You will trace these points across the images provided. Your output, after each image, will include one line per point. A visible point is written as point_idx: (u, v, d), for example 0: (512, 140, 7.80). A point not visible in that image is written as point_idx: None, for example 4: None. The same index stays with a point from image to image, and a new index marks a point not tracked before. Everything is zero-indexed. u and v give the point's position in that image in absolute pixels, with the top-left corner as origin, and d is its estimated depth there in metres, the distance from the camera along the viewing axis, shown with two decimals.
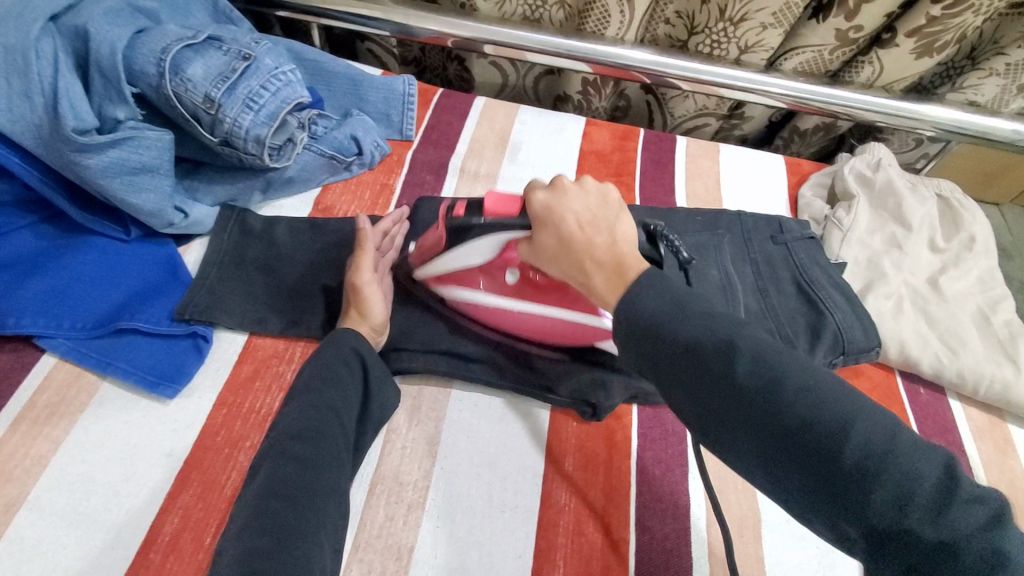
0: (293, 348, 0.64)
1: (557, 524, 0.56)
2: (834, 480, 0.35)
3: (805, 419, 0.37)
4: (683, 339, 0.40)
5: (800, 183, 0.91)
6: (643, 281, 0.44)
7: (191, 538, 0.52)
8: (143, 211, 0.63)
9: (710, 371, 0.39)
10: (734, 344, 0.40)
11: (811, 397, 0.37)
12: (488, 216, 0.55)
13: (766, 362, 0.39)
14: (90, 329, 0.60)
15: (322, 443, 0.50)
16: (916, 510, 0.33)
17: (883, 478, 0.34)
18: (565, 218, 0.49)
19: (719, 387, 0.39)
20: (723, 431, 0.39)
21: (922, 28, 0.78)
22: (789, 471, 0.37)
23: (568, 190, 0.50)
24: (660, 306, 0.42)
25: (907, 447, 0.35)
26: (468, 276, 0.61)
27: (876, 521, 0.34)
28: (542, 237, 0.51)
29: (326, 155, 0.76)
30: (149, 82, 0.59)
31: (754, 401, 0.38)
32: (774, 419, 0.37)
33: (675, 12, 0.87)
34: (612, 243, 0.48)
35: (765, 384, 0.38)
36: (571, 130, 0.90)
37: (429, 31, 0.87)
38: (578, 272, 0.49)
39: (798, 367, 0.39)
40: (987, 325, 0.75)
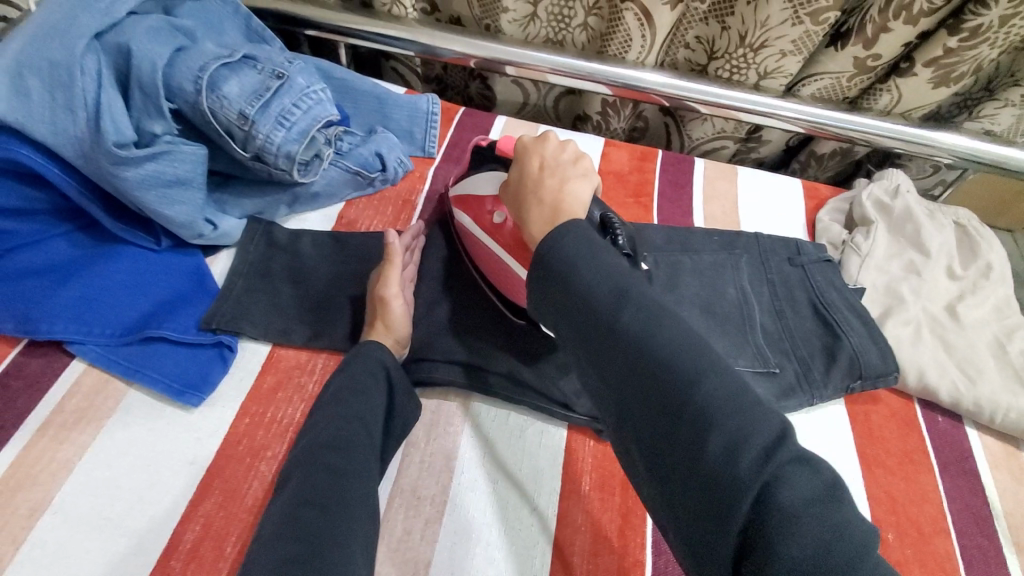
0: (315, 359, 0.65)
1: (572, 544, 0.56)
2: (682, 430, 0.37)
3: (670, 368, 0.39)
4: (579, 280, 0.43)
5: (817, 207, 0.91)
6: (568, 230, 0.46)
7: (211, 546, 0.52)
8: (175, 222, 0.65)
9: (591, 312, 0.42)
10: (627, 291, 0.42)
11: (678, 348, 0.39)
12: (498, 153, 0.63)
13: (651, 315, 0.41)
14: (119, 336, 0.62)
15: (353, 456, 0.52)
16: (746, 462, 0.35)
17: (721, 430, 0.36)
18: (534, 158, 0.55)
19: (597, 326, 0.42)
20: (588, 362, 0.42)
21: (939, 59, 0.79)
22: (640, 410, 0.39)
23: (550, 141, 0.56)
24: (577, 250, 0.44)
25: (751, 414, 0.37)
26: (473, 203, 0.66)
27: (708, 471, 0.35)
28: (513, 170, 0.57)
29: (351, 171, 0.77)
30: (187, 99, 0.61)
31: (626, 344, 0.40)
32: (642, 363, 0.39)
33: (695, 38, 0.89)
34: (558, 188, 0.52)
35: (641, 332, 0.40)
36: (590, 149, 0.92)
37: (454, 52, 0.90)
38: (523, 204, 0.53)
39: (679, 324, 0.41)
40: (1006, 355, 0.74)
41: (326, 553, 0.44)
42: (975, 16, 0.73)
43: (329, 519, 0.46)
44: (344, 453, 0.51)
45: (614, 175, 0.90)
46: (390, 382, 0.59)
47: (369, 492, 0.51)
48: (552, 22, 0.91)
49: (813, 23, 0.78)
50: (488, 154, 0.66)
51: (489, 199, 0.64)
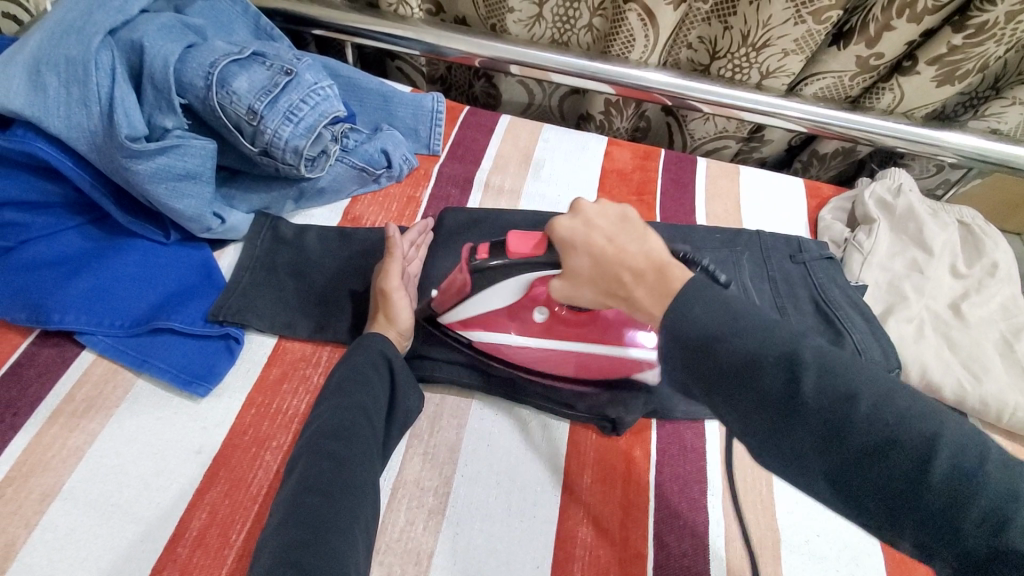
0: (320, 352, 0.66)
1: (575, 536, 0.57)
2: (924, 508, 0.33)
3: (885, 440, 0.34)
4: (735, 351, 0.38)
5: (819, 206, 0.92)
6: (689, 293, 0.41)
7: (218, 533, 0.53)
8: (184, 216, 0.66)
9: (768, 392, 0.37)
10: (796, 358, 0.37)
11: (887, 410, 0.35)
12: (509, 258, 0.54)
13: (834, 378, 0.36)
14: (128, 327, 0.63)
15: (354, 443, 0.52)
16: (1017, 533, 0.31)
17: (976, 500, 0.32)
18: (593, 240, 0.47)
19: (781, 409, 0.36)
20: (777, 450, 0.37)
21: (943, 57, 0.80)
22: (860, 489, 0.35)
23: (586, 209, 0.49)
24: (713, 321, 0.39)
25: (996, 470, 0.32)
26: (497, 319, 0.62)
27: (973, 545, 0.32)
28: (572, 259, 0.49)
29: (357, 167, 0.78)
30: (197, 94, 0.63)
31: (820, 421, 0.35)
32: (851, 442, 0.34)
33: (698, 37, 0.90)
34: (645, 252, 0.45)
35: (838, 403, 0.35)
36: (593, 148, 0.93)
37: (459, 51, 0.91)
38: (618, 287, 0.46)
39: (867, 382, 0.36)
40: (1010, 353, 0.74)
41: (329, 538, 0.45)
42: (982, 13, 0.73)
43: (328, 506, 0.47)
44: (345, 442, 0.52)
45: (617, 173, 0.90)
46: (393, 373, 0.60)
47: (368, 480, 0.51)
48: (557, 23, 0.92)
49: (815, 22, 0.79)
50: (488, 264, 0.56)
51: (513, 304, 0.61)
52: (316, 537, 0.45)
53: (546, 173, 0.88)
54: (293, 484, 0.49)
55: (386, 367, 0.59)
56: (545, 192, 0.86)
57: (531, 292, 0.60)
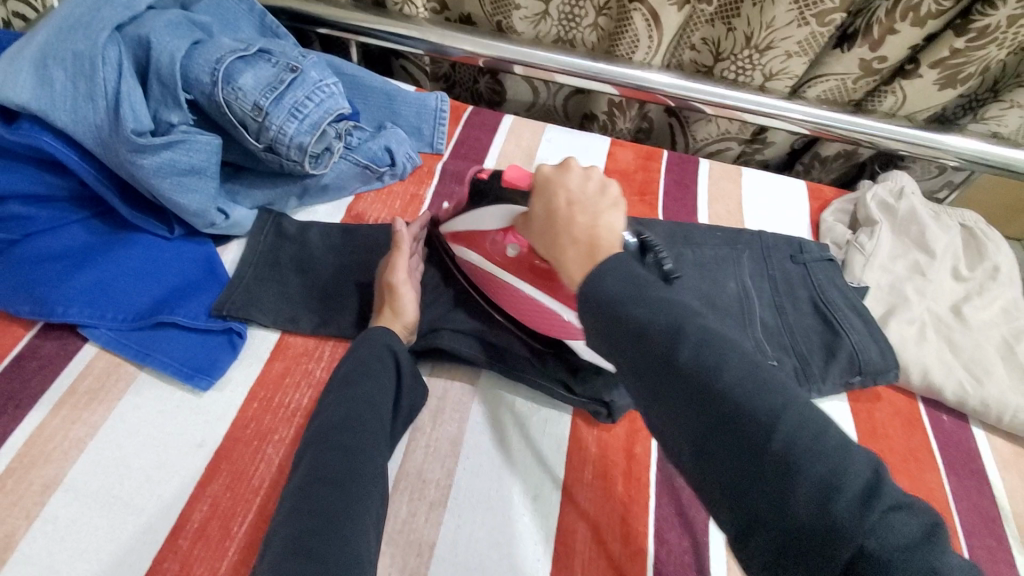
0: (322, 347, 0.66)
1: (575, 533, 0.56)
2: (760, 475, 0.34)
3: (741, 407, 0.36)
4: (632, 316, 0.40)
5: (822, 207, 0.92)
6: (610, 262, 0.43)
7: (218, 526, 0.53)
8: (188, 211, 0.66)
9: (651, 351, 0.39)
10: (682, 328, 0.39)
11: (749, 385, 0.36)
12: (504, 184, 0.59)
13: (710, 349, 0.38)
14: (131, 320, 0.63)
15: (363, 433, 0.52)
16: (839, 509, 0.32)
17: (807, 472, 0.33)
18: (560, 194, 0.51)
19: (659, 368, 0.38)
20: (648, 407, 0.39)
21: (945, 60, 0.80)
22: (712, 452, 0.36)
23: (574, 170, 0.52)
24: (620, 289, 0.41)
25: (834, 450, 0.34)
26: (478, 238, 0.65)
27: (800, 517, 0.32)
28: (536, 205, 0.53)
29: (361, 164, 0.79)
30: (203, 90, 0.63)
31: (690, 385, 0.37)
32: (713, 405, 0.36)
33: (701, 39, 0.90)
34: (594, 215, 0.48)
35: (705, 367, 0.37)
36: (597, 148, 0.93)
37: (463, 50, 0.91)
38: (556, 246, 0.49)
39: (740, 357, 0.38)
40: (1012, 356, 0.74)
41: (342, 526, 0.45)
42: (984, 17, 0.73)
43: (340, 495, 0.47)
44: (355, 432, 0.52)
45: (620, 173, 0.91)
46: (398, 367, 0.60)
47: (378, 471, 0.51)
48: (562, 21, 0.92)
49: (819, 25, 0.79)
50: (484, 185, 0.62)
51: (494, 232, 0.62)
52: (335, 525, 0.45)
53: None
54: (302, 475, 0.49)
55: (391, 360, 0.60)
56: None
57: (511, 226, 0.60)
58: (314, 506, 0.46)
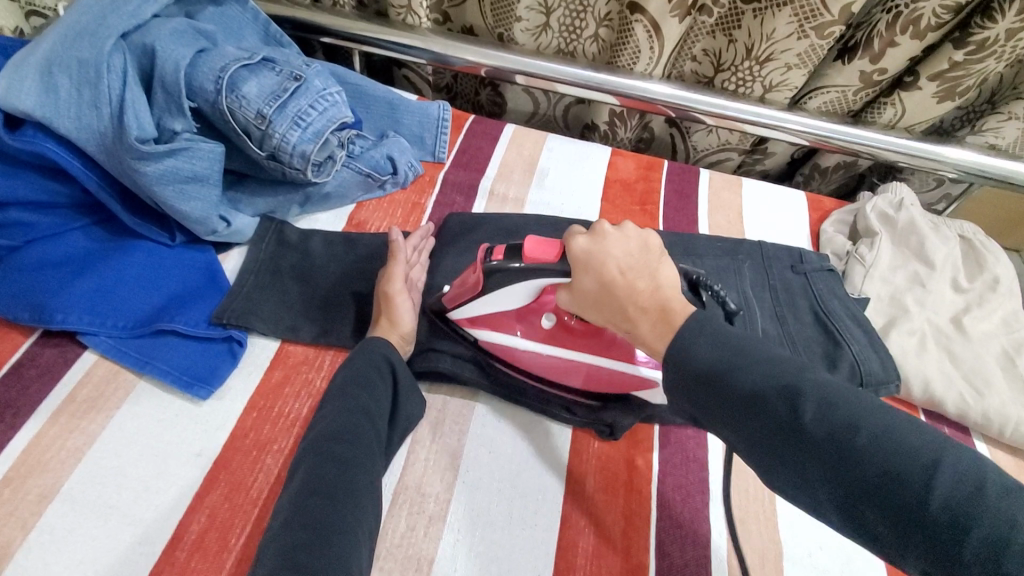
0: (322, 356, 0.66)
1: (576, 545, 0.56)
2: (914, 529, 0.34)
3: (888, 464, 0.35)
4: (744, 384, 0.40)
5: (822, 218, 0.92)
6: (691, 327, 0.44)
7: (216, 537, 0.52)
8: (190, 218, 0.66)
9: (773, 421, 0.39)
10: (798, 388, 0.39)
11: (883, 440, 0.36)
12: (525, 261, 0.54)
13: (835, 407, 0.38)
14: (131, 328, 0.63)
15: (358, 444, 0.52)
16: (1013, 561, 0.31)
17: (976, 522, 0.32)
18: (608, 263, 0.48)
19: (787, 433, 0.38)
20: (783, 472, 0.39)
21: (944, 73, 0.80)
22: (867, 511, 0.36)
23: (608, 235, 0.49)
24: (718, 354, 0.42)
25: (998, 499, 0.33)
26: (507, 321, 0.62)
27: (975, 570, 0.32)
28: (583, 279, 0.50)
29: (363, 173, 0.79)
30: (207, 98, 0.63)
31: (821, 446, 0.37)
32: (851, 469, 0.36)
33: (702, 50, 0.91)
34: (654, 287, 0.47)
35: (836, 430, 0.37)
36: (597, 158, 0.93)
37: (466, 60, 0.92)
38: (623, 319, 0.48)
39: (873, 410, 0.38)
40: (1012, 367, 0.75)
41: (332, 540, 0.45)
42: (983, 30, 0.74)
43: (332, 508, 0.47)
44: (348, 443, 0.52)
45: (621, 183, 0.91)
46: (395, 380, 0.59)
47: (371, 480, 0.51)
48: (563, 33, 0.93)
49: (819, 37, 0.80)
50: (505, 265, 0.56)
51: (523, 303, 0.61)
52: (324, 538, 0.45)
53: (550, 182, 0.89)
54: (298, 486, 0.49)
55: (389, 373, 0.59)
56: (549, 200, 0.87)
57: (541, 296, 0.60)
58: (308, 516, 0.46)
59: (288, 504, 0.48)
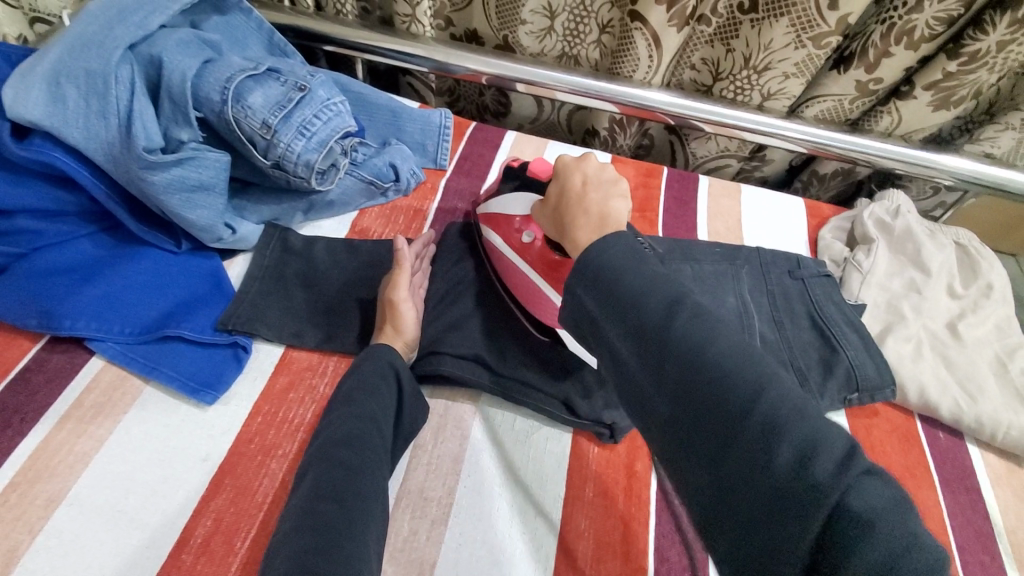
0: (326, 362, 0.66)
1: (576, 549, 0.57)
2: (741, 438, 0.36)
3: (727, 374, 0.38)
4: (630, 291, 0.43)
5: (819, 225, 0.93)
6: (614, 236, 0.47)
7: (222, 541, 0.53)
8: (196, 226, 0.67)
9: (649, 323, 0.41)
10: (680, 301, 0.42)
11: (733, 357, 0.39)
12: (533, 175, 0.67)
13: (703, 324, 0.41)
14: (137, 334, 0.63)
15: (364, 451, 0.53)
16: (815, 468, 0.33)
17: (788, 432, 0.35)
18: (576, 174, 0.55)
19: (653, 334, 0.41)
20: (641, 369, 0.41)
21: (939, 83, 0.81)
22: (700, 417, 0.38)
23: (593, 159, 0.56)
24: (623, 263, 0.44)
25: (814, 420, 0.35)
26: (504, 221, 0.69)
27: (781, 478, 0.34)
28: (553, 188, 0.58)
29: (366, 180, 0.80)
30: (213, 108, 0.64)
31: (681, 352, 0.40)
32: (696, 372, 0.39)
33: (701, 59, 0.92)
34: (601, 209, 0.51)
35: (695, 340, 0.40)
36: (597, 165, 0.94)
37: (467, 69, 0.93)
38: (565, 219, 0.53)
39: (730, 336, 0.40)
40: (1006, 373, 0.76)
41: (342, 544, 0.46)
42: (975, 41, 0.75)
43: (341, 513, 0.48)
44: (355, 451, 0.53)
45: None
46: (399, 386, 0.60)
47: (378, 487, 0.52)
48: (567, 37, 0.94)
49: (816, 47, 0.81)
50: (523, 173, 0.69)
51: (519, 219, 0.67)
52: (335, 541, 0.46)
53: None
54: (306, 492, 0.49)
55: (394, 380, 0.60)
56: None
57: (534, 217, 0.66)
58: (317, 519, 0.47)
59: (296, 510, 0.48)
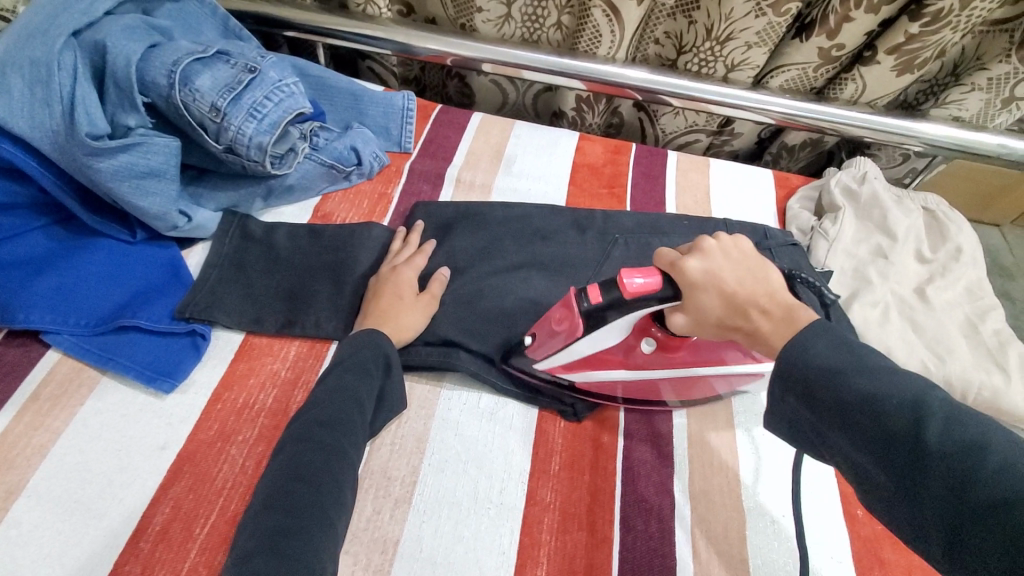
0: (287, 346, 0.66)
1: (541, 521, 0.57)
2: None
3: (1012, 494, 0.31)
4: (860, 391, 0.37)
5: (788, 196, 0.93)
6: (812, 329, 0.42)
7: (180, 527, 0.53)
8: (149, 214, 0.66)
9: (888, 435, 0.36)
10: (926, 401, 0.35)
11: (1013, 469, 0.32)
12: (631, 300, 0.50)
13: (963, 427, 0.34)
14: (93, 326, 0.62)
15: (343, 436, 0.52)
16: None
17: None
18: (722, 276, 0.46)
19: (901, 452, 0.35)
20: (898, 493, 0.35)
21: (902, 46, 0.81)
22: (980, 544, 0.31)
23: (711, 249, 0.48)
24: (838, 359, 0.39)
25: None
26: (608, 357, 0.59)
27: None
28: (703, 296, 0.47)
29: (326, 164, 0.79)
30: (160, 92, 0.63)
31: (941, 464, 0.33)
32: (966, 495, 0.32)
33: (664, 33, 0.92)
34: (771, 294, 0.45)
35: (961, 451, 0.33)
36: (565, 144, 0.93)
37: (429, 50, 0.91)
38: (743, 321, 0.46)
39: (1001, 442, 0.33)
40: (976, 334, 0.76)
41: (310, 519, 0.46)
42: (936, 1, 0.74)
43: (315, 495, 0.47)
44: (333, 433, 0.52)
45: (589, 168, 0.91)
46: (386, 375, 0.59)
47: (351, 471, 0.51)
48: (526, 23, 0.94)
49: (776, 15, 0.80)
50: (604, 305, 0.52)
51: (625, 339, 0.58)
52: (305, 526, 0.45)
53: (517, 168, 0.89)
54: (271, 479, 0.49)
55: (384, 365, 0.59)
56: (516, 186, 0.87)
57: (638, 327, 0.56)
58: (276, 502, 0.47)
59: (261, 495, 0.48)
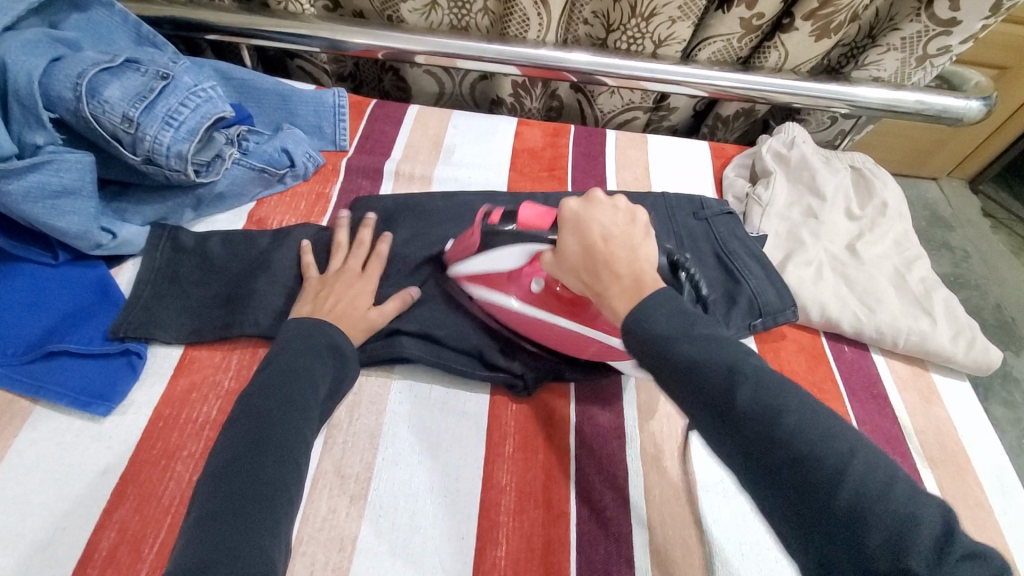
0: (230, 356, 0.65)
1: (498, 504, 0.58)
2: (822, 521, 0.34)
3: (798, 452, 0.36)
4: (687, 357, 0.40)
5: (724, 165, 0.96)
6: (658, 297, 0.44)
7: (128, 550, 0.52)
8: (68, 235, 0.63)
9: (708, 396, 0.40)
10: (738, 367, 0.40)
11: (803, 427, 0.37)
12: (519, 227, 0.59)
13: (767, 391, 0.39)
14: (19, 355, 0.60)
15: (291, 412, 0.51)
16: (912, 556, 0.31)
17: (875, 522, 0.33)
18: (592, 227, 0.50)
19: (717, 411, 0.39)
20: (717, 451, 0.40)
21: (816, 11, 0.83)
22: (775, 489, 0.37)
23: (597, 202, 0.51)
24: (671, 325, 0.42)
25: (902, 497, 0.34)
26: (499, 279, 0.64)
27: (875, 565, 0.32)
28: (567, 241, 0.51)
29: (257, 168, 0.77)
30: (67, 107, 0.61)
31: (748, 425, 0.38)
32: (767, 454, 0.37)
33: (592, 13, 0.93)
34: (634, 258, 0.47)
35: (765, 412, 0.38)
36: (503, 131, 0.93)
37: (359, 44, 0.90)
38: (597, 280, 0.48)
39: (798, 401, 0.38)
40: (904, 283, 0.80)
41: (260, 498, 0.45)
42: None
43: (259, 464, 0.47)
44: (287, 412, 0.51)
45: (529, 152, 0.92)
46: (338, 362, 0.59)
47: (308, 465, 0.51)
48: (453, 9, 0.94)
49: None
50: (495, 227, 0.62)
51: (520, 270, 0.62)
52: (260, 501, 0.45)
53: (457, 158, 0.89)
54: (215, 463, 0.47)
55: (336, 355, 0.59)
56: (457, 176, 0.87)
57: (534, 262, 0.61)
58: (229, 489, 0.45)
59: (206, 475, 0.46)
